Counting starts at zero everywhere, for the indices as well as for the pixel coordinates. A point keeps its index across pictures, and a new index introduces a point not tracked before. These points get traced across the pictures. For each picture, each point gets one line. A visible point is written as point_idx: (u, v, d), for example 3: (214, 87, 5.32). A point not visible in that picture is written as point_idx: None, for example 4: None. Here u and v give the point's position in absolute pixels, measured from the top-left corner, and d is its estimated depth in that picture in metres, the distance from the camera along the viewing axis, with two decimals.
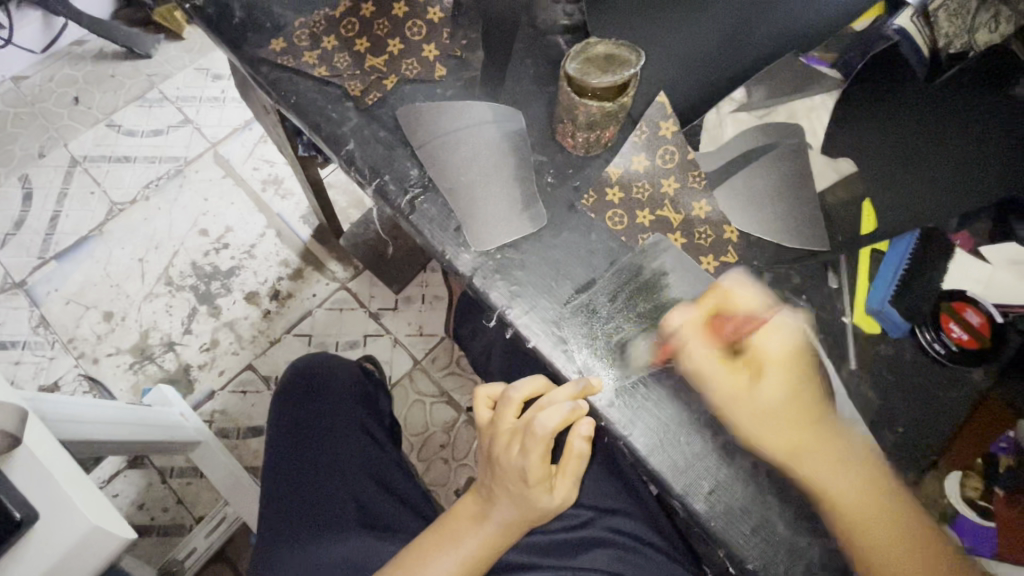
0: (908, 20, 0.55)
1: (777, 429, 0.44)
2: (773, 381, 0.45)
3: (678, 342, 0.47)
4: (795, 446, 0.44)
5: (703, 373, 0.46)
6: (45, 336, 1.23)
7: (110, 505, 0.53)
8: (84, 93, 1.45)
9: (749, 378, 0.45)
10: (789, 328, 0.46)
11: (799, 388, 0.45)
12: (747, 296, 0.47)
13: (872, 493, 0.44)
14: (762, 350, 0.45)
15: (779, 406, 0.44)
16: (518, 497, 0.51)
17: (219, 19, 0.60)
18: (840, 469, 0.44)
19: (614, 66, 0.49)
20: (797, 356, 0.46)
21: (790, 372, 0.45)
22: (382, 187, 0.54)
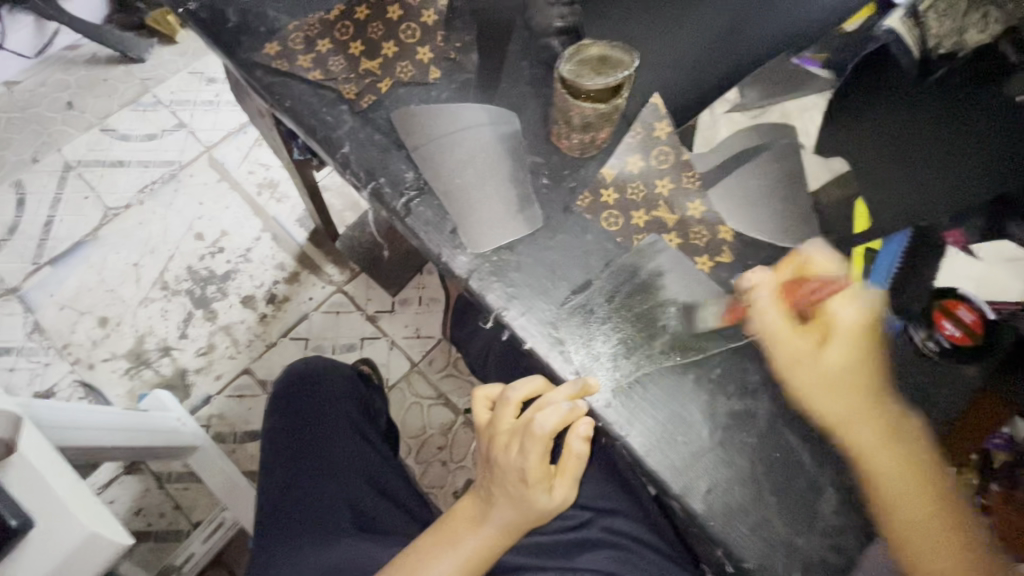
0: (898, 22, 0.56)
1: (837, 388, 0.46)
2: (841, 345, 0.46)
3: (753, 304, 0.49)
4: (849, 410, 0.46)
5: (774, 332, 0.48)
6: (40, 341, 1.23)
7: (107, 513, 0.53)
8: (77, 97, 1.44)
9: (821, 339, 0.47)
10: (862, 300, 0.48)
11: (867, 353, 0.47)
12: (826, 263, 0.50)
13: (916, 464, 0.45)
14: (836, 316, 0.47)
15: (841, 373, 0.46)
16: (517, 498, 0.51)
17: (213, 24, 0.60)
18: (887, 441, 0.45)
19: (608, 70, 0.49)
20: (867, 325, 0.47)
21: (861, 336, 0.47)
22: (378, 190, 0.54)
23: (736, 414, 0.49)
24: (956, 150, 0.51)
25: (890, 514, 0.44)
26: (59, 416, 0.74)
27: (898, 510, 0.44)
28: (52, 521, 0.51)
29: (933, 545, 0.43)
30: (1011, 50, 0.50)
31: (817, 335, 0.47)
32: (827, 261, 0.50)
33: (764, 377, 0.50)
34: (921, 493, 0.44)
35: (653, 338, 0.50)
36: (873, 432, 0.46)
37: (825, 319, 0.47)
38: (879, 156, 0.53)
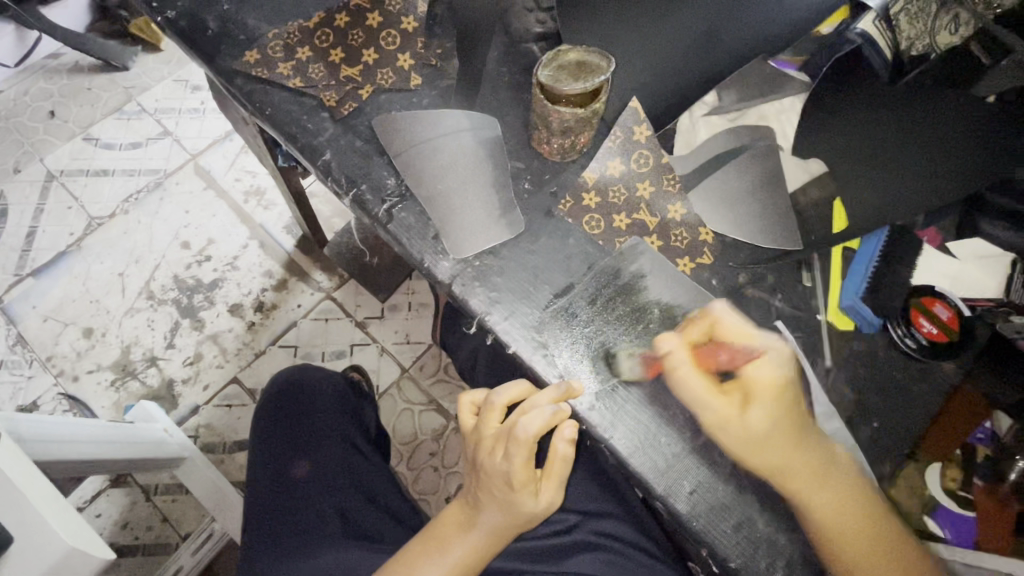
0: (870, 24, 0.57)
1: (767, 445, 0.45)
2: (761, 403, 0.46)
3: (666, 368, 0.48)
4: (783, 466, 0.45)
5: (697, 397, 0.47)
6: (22, 354, 1.21)
7: (89, 528, 0.53)
8: (59, 106, 1.43)
9: (739, 400, 0.47)
10: (779, 361, 0.48)
11: (789, 412, 0.46)
12: (734, 323, 0.50)
13: (852, 504, 0.45)
14: (752, 378, 0.47)
15: (768, 433, 0.46)
16: (503, 502, 0.51)
17: (193, 32, 0.60)
18: (827, 495, 0.45)
19: (587, 74, 0.50)
20: (787, 385, 0.47)
21: (777, 397, 0.46)
22: (360, 196, 0.54)
23: None
24: (932, 146, 0.50)
25: (832, 554, 0.45)
26: (41, 430, 0.73)
27: (841, 552, 0.44)
28: (30, 538, 0.50)
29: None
30: (982, 48, 0.51)
31: (732, 397, 0.47)
32: (732, 323, 0.49)
33: None
34: (855, 527, 0.45)
35: (635, 340, 0.50)
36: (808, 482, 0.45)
37: (739, 378, 0.47)
38: (855, 157, 0.53)
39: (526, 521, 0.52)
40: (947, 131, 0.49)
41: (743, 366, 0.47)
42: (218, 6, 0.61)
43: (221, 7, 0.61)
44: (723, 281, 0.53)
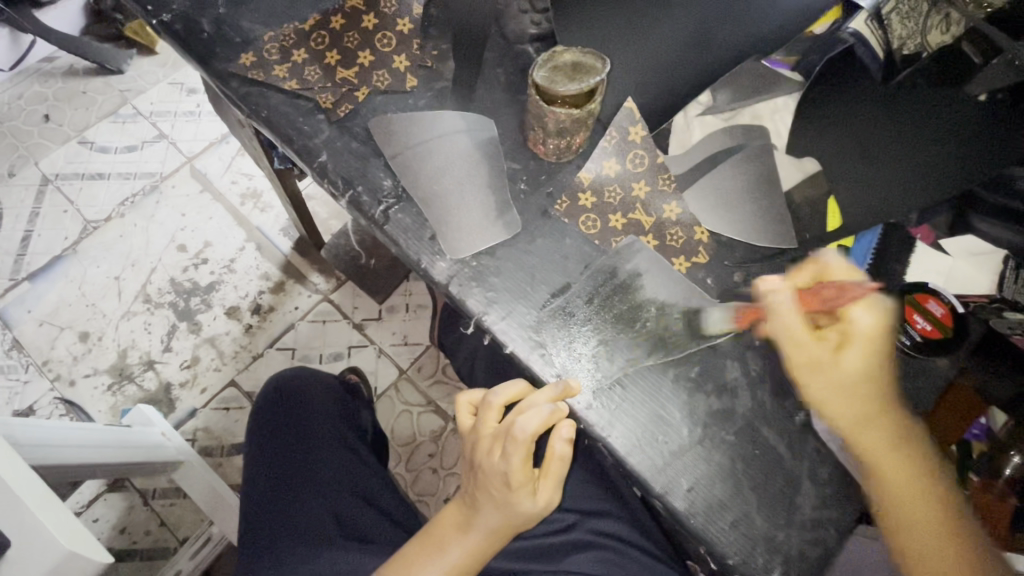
0: (862, 23, 0.57)
1: (861, 394, 0.45)
2: (858, 348, 0.45)
3: (766, 308, 0.48)
4: (859, 415, 0.45)
5: (792, 335, 0.47)
6: (19, 359, 1.21)
7: (87, 531, 0.53)
8: (54, 110, 1.42)
9: (845, 341, 0.46)
10: (884, 309, 0.47)
11: (882, 366, 0.46)
12: (846, 271, 0.48)
13: (922, 466, 0.45)
14: (852, 323, 0.46)
15: (857, 378, 0.45)
16: (501, 502, 0.51)
17: (188, 35, 0.60)
18: (897, 452, 0.45)
19: (582, 73, 0.50)
20: (885, 337, 0.46)
21: (870, 346, 0.46)
22: (356, 198, 0.54)
23: (715, 412, 0.49)
24: (925, 146, 0.51)
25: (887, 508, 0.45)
26: (37, 433, 0.73)
27: (895, 506, 0.44)
28: (27, 542, 0.50)
29: (927, 540, 0.43)
30: (973, 48, 0.51)
31: (834, 341, 0.46)
32: (847, 268, 0.48)
33: (741, 375, 0.50)
34: (920, 490, 0.44)
35: (631, 339, 0.50)
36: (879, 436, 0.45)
37: (842, 324, 0.47)
38: (848, 155, 0.54)
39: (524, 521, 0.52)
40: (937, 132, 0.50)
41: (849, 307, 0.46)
42: (213, 9, 0.61)
43: (217, 10, 0.61)
44: (719, 280, 0.53)
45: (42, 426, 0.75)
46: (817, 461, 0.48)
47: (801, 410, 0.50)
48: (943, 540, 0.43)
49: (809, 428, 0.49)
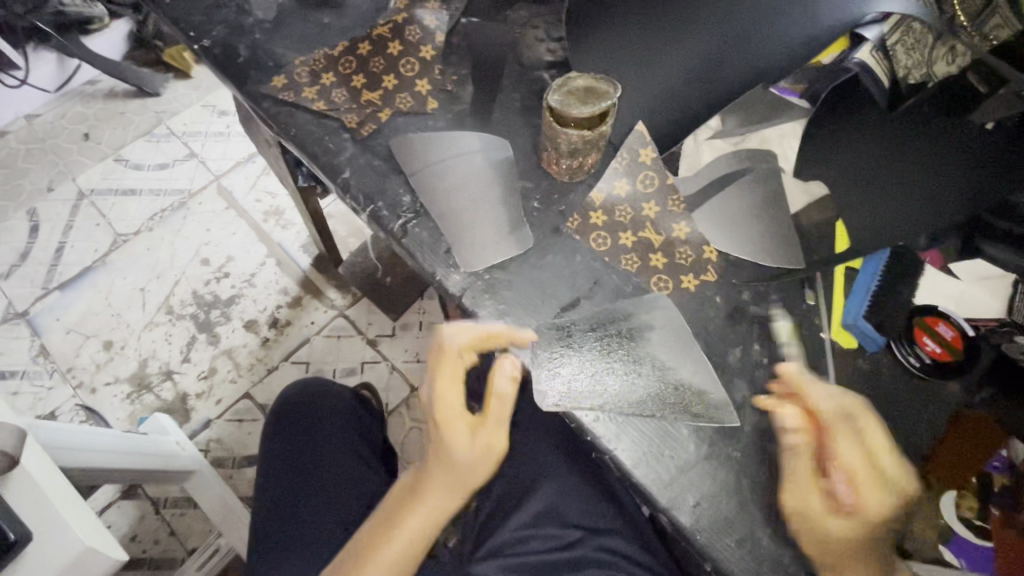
0: (867, 54, 0.59)
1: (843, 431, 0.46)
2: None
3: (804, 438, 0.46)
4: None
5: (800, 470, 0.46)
6: (44, 365, 1.25)
7: (106, 530, 0.54)
8: (94, 129, 1.50)
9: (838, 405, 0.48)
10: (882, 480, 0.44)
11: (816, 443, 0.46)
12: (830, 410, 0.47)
13: None
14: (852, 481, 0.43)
15: (848, 542, 0.43)
16: (438, 447, 0.51)
17: (226, 59, 0.64)
18: None
19: (590, 97, 0.52)
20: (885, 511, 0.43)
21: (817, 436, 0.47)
22: (376, 212, 0.57)
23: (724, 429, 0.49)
24: (930, 174, 0.52)
25: None
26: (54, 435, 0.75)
27: None
28: (50, 536, 0.52)
29: None
30: (978, 80, 0.53)
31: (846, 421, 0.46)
32: (833, 414, 0.46)
33: (748, 392, 0.51)
34: None
35: (637, 354, 0.50)
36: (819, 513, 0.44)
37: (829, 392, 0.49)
38: (856, 182, 0.55)
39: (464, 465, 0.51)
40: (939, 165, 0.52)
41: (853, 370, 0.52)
42: (251, 36, 0.65)
43: (253, 37, 0.65)
44: (728, 298, 0.54)
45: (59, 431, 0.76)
46: None
47: None
48: None
49: None
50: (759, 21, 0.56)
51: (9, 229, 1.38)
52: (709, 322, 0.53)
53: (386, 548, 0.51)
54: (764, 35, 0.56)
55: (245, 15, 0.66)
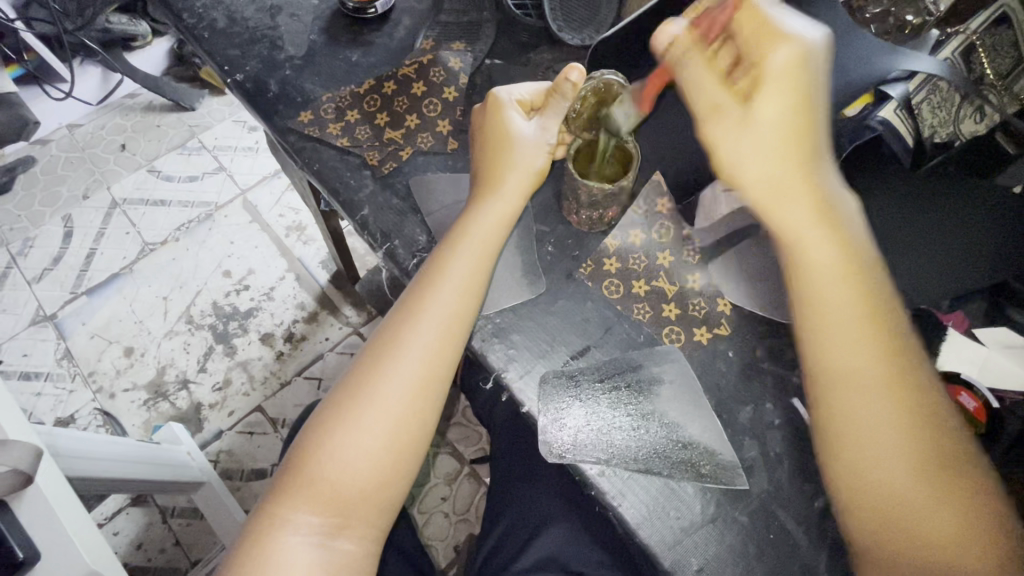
0: (892, 112, 0.56)
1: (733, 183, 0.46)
2: (763, 165, 0.44)
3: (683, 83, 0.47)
4: (769, 181, 0.45)
5: (704, 90, 0.46)
6: (67, 368, 1.28)
7: (106, 547, 0.56)
8: (131, 140, 1.56)
9: (802, 175, 0.45)
10: (800, 45, 0.42)
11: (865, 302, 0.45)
12: (786, 52, 0.42)
13: (883, 361, 0.44)
14: (766, 63, 0.42)
15: (772, 125, 0.44)
16: (485, 124, 0.54)
17: (257, 92, 0.66)
18: (862, 347, 0.44)
19: (608, 111, 0.56)
20: (799, 74, 0.43)
21: (858, 272, 0.45)
22: (392, 251, 0.58)
23: (731, 490, 0.48)
24: (955, 232, 0.55)
25: (838, 439, 0.44)
26: (75, 464, 0.77)
27: (846, 417, 0.44)
28: (59, 553, 0.54)
29: (875, 464, 0.42)
30: (1006, 140, 0.56)
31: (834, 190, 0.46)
32: (762, 24, 0.43)
33: (759, 454, 0.49)
34: (874, 296, 0.45)
35: (645, 406, 0.50)
36: (873, 415, 0.43)
37: (705, 113, 0.47)
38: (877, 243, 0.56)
39: (512, 212, 0.53)
40: (946, 236, 0.55)
41: (763, 84, 0.43)
42: (282, 71, 0.67)
43: (284, 72, 0.67)
44: (740, 353, 0.53)
45: (79, 455, 0.78)
46: (836, 552, 0.46)
47: (821, 495, 0.48)
48: (903, 462, 0.42)
49: (828, 516, 0.47)
50: None
51: (45, 234, 1.43)
52: (721, 378, 0.52)
53: (422, 327, 0.49)
54: None
55: (278, 50, 0.68)
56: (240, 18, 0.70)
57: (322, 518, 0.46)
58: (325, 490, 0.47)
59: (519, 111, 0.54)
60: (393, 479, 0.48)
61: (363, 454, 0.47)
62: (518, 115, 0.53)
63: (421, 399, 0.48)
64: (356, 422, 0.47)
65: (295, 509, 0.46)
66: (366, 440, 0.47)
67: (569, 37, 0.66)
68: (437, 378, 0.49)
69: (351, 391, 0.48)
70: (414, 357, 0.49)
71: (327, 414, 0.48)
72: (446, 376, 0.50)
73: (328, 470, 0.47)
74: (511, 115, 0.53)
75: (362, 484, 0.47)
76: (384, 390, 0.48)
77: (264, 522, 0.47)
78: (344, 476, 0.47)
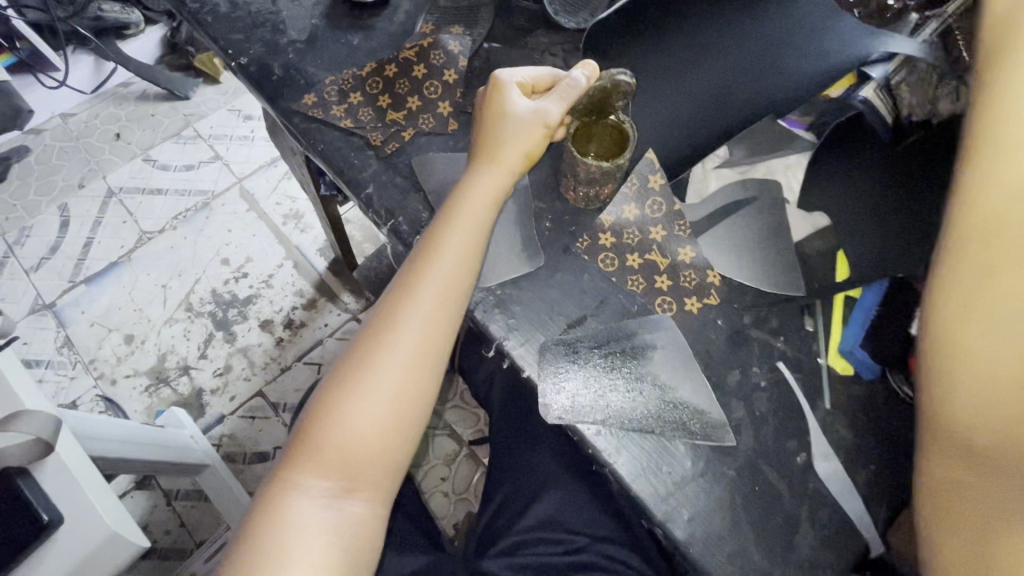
0: (872, 92, 0.62)
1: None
2: None
3: None
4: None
5: None
6: (68, 356, 1.30)
7: (124, 516, 0.58)
8: (125, 130, 1.56)
9: None
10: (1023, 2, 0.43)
11: None
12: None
13: None
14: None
15: None
16: (487, 105, 0.56)
17: (261, 76, 0.68)
18: None
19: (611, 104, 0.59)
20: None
21: None
22: (396, 227, 0.61)
23: (719, 447, 0.51)
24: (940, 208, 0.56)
25: None
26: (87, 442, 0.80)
27: None
28: (79, 518, 0.56)
29: None
30: None
31: None
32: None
33: (745, 414, 0.53)
34: None
35: (638, 369, 0.53)
36: None
37: None
38: (864, 214, 0.59)
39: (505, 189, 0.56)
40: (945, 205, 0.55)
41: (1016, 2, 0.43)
42: (284, 55, 0.69)
43: (287, 56, 0.69)
44: (728, 321, 0.56)
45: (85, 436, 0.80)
46: (815, 501, 0.50)
47: (803, 451, 0.52)
48: None
49: (809, 469, 0.51)
50: (759, 65, 0.63)
51: (42, 223, 1.44)
52: (710, 344, 0.55)
53: (420, 301, 0.52)
54: (758, 77, 0.63)
55: (281, 34, 0.70)
56: (242, 3, 0.72)
57: (332, 482, 0.49)
58: (332, 455, 0.49)
59: (518, 92, 0.56)
60: (396, 443, 0.51)
61: (368, 419, 0.50)
62: (518, 95, 0.56)
63: (420, 367, 0.51)
64: (360, 389, 0.50)
65: (304, 474, 0.49)
66: (370, 406, 0.50)
67: (565, 20, 0.69)
68: (437, 347, 0.52)
69: (356, 361, 0.51)
70: (414, 328, 0.51)
71: (333, 384, 0.51)
72: (445, 347, 0.53)
73: (335, 436, 0.49)
74: (512, 95, 0.56)
75: (364, 450, 0.50)
76: (387, 358, 0.51)
77: (275, 487, 0.49)
78: (351, 441, 0.49)
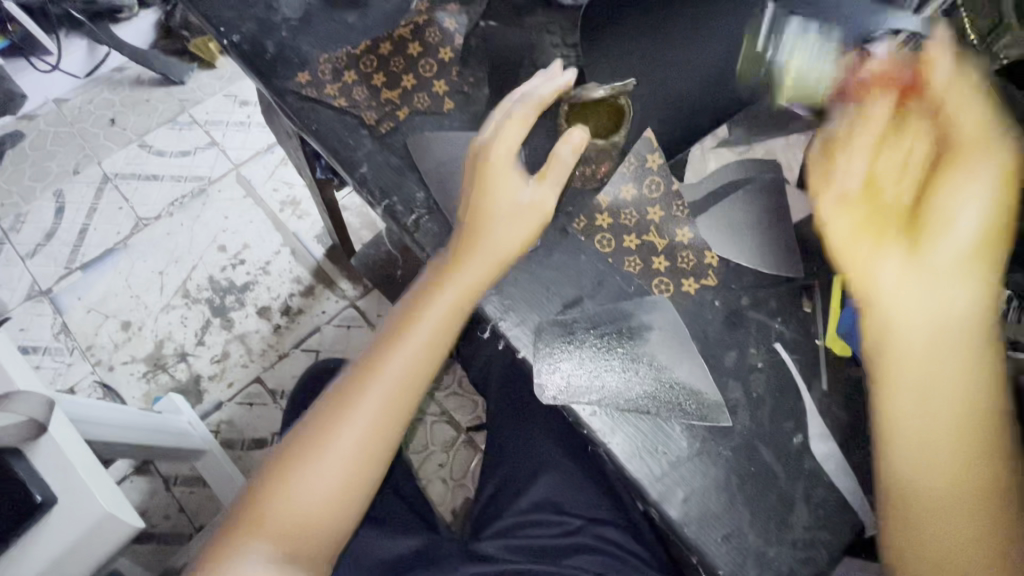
0: None
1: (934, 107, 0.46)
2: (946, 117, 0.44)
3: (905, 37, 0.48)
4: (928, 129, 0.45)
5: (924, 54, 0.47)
6: (65, 343, 1.29)
7: (120, 497, 0.58)
8: (120, 115, 1.54)
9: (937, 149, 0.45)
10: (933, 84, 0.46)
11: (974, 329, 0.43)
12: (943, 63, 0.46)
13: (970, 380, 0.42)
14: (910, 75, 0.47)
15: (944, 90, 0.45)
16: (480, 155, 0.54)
17: (254, 55, 0.67)
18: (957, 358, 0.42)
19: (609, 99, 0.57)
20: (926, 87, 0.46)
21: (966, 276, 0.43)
22: (391, 207, 0.60)
23: (715, 427, 0.51)
24: None
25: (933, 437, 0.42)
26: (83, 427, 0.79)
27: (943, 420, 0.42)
28: (73, 500, 0.56)
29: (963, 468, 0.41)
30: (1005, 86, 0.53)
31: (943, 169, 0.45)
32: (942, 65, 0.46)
33: (742, 395, 0.52)
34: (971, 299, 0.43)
35: (636, 351, 0.53)
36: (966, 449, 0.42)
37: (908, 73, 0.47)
38: None
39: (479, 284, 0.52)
40: None
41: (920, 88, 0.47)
42: (277, 33, 0.67)
43: (280, 34, 0.67)
44: (726, 302, 0.56)
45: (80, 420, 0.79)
46: (812, 482, 0.50)
47: (799, 433, 0.51)
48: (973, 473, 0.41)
49: (805, 451, 0.51)
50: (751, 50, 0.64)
51: (37, 210, 1.43)
52: (707, 325, 0.55)
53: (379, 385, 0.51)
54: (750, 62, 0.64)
55: (274, 12, 0.68)
56: None
57: (275, 551, 0.48)
58: (282, 523, 0.49)
59: (516, 135, 0.54)
60: (341, 523, 0.50)
61: (317, 496, 0.49)
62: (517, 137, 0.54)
63: (372, 452, 0.51)
64: (314, 464, 0.50)
65: (250, 540, 0.48)
66: (322, 481, 0.50)
67: None
68: (389, 432, 0.51)
69: (313, 432, 0.51)
70: (372, 405, 0.51)
71: (290, 452, 0.51)
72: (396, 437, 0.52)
73: (284, 507, 0.49)
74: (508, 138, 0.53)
75: (309, 526, 0.49)
76: (342, 437, 0.50)
77: (219, 548, 0.49)
78: (299, 515, 0.49)
